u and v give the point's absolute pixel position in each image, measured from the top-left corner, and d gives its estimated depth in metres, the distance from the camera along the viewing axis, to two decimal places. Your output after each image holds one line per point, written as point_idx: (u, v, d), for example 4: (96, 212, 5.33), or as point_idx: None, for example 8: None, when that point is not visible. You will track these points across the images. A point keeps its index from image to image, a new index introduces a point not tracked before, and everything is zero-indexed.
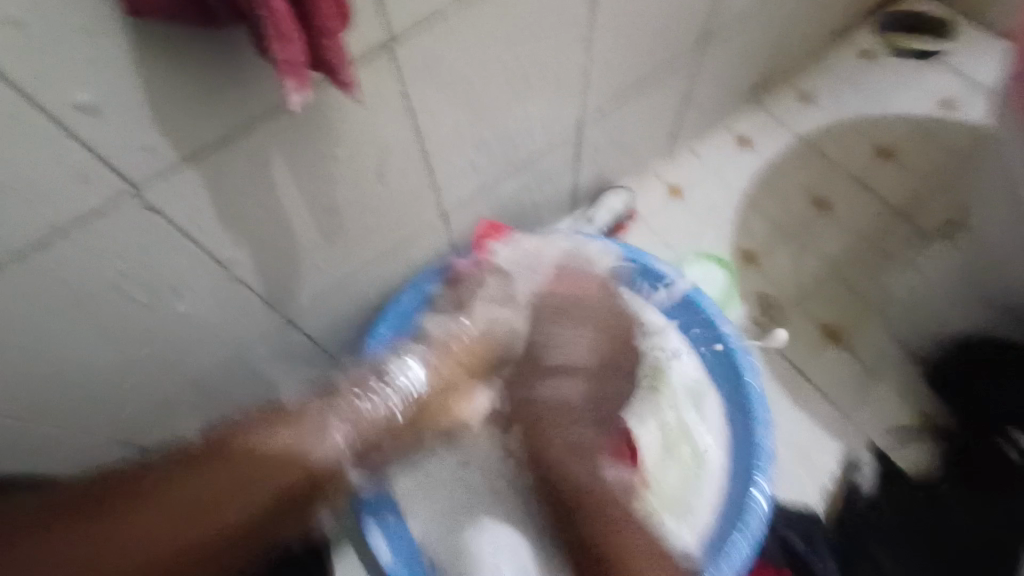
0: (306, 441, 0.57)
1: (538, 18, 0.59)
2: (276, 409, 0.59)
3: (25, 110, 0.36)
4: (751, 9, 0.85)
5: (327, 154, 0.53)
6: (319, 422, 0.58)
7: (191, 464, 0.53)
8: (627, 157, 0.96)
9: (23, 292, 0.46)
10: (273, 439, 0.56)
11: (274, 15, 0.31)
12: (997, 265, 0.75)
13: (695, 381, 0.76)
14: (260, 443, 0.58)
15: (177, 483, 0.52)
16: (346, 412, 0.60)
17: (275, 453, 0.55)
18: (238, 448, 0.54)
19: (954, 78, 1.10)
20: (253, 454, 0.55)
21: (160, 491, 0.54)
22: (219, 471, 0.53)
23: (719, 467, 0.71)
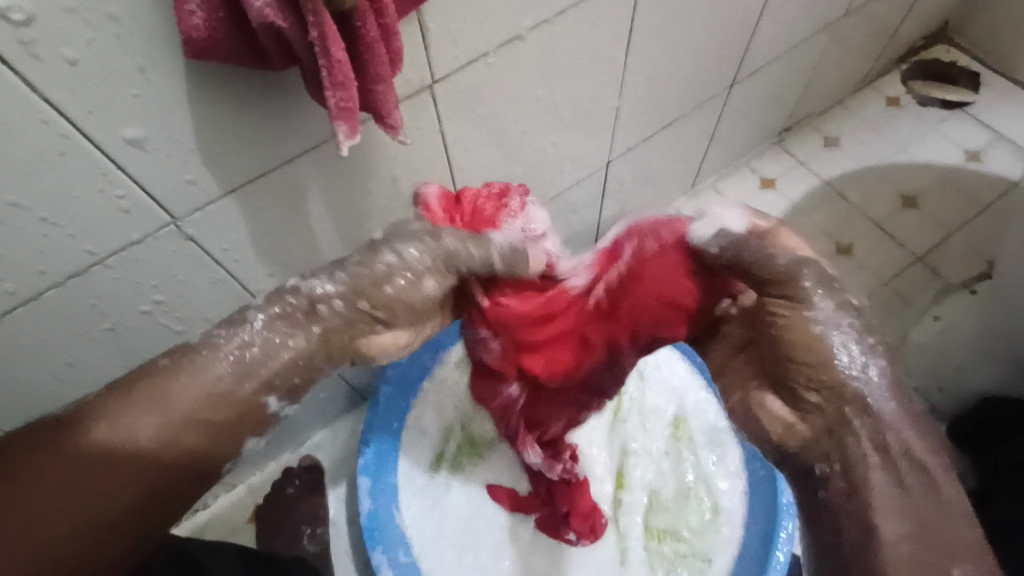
0: (203, 385, 0.40)
1: (577, 61, 0.59)
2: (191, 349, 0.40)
3: (74, 144, 0.36)
4: (781, 54, 0.85)
5: (367, 187, 0.54)
6: (219, 353, 0.40)
7: (57, 432, 0.38)
8: (652, 193, 0.96)
9: (60, 319, 0.46)
10: (206, 389, 0.40)
11: (334, 66, 0.32)
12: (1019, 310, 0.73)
13: (714, 426, 0.77)
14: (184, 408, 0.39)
15: (55, 451, 0.37)
16: (237, 344, 0.41)
17: (161, 415, 0.38)
18: (105, 412, 0.38)
19: (980, 130, 1.10)
20: (125, 424, 0.38)
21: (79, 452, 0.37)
22: (88, 453, 0.37)
23: (738, 518, 0.71)
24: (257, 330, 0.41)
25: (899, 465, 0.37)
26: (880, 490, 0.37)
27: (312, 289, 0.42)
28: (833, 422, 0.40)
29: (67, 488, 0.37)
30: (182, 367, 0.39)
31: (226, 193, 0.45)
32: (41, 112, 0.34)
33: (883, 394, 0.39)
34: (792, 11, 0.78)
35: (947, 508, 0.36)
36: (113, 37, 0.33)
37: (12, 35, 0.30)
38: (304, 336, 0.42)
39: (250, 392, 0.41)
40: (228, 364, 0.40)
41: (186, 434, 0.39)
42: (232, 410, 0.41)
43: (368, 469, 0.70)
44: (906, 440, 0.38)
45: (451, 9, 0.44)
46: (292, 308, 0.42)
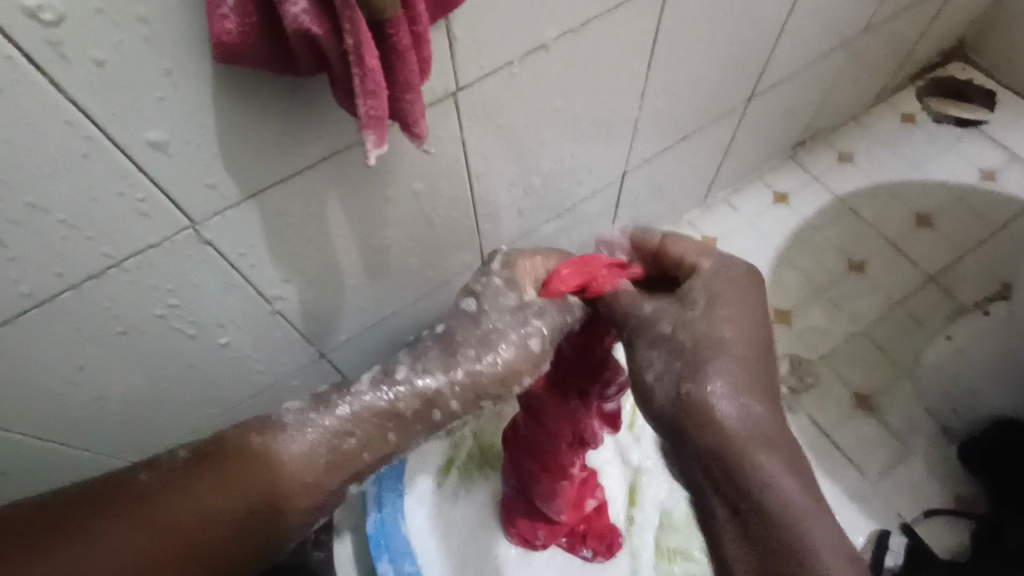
0: (303, 443, 0.45)
1: (600, 71, 0.58)
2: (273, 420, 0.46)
3: (97, 145, 0.36)
4: (800, 67, 0.84)
5: (386, 195, 0.53)
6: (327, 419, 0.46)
7: (140, 487, 0.42)
8: (664, 206, 0.95)
9: (72, 322, 0.46)
10: (276, 456, 0.44)
11: (367, 74, 0.32)
12: None
13: None
14: (263, 473, 0.44)
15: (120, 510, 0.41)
16: (328, 424, 0.46)
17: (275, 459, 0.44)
18: (246, 448, 0.44)
19: (995, 149, 1.10)
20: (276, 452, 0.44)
21: (166, 504, 0.41)
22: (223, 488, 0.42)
23: None
24: (342, 408, 0.47)
25: (723, 483, 0.41)
26: (721, 505, 0.41)
27: (418, 379, 0.48)
28: (682, 432, 0.43)
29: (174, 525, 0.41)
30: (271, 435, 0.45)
31: (245, 198, 0.45)
32: (66, 113, 0.33)
33: (726, 419, 0.42)
34: (812, 27, 0.77)
35: (773, 521, 0.38)
36: (143, 40, 0.32)
37: (40, 36, 0.30)
38: (384, 417, 0.47)
39: (314, 445, 0.45)
40: (312, 434, 0.45)
41: (292, 484, 0.44)
42: (314, 477, 0.45)
43: (376, 480, 0.70)
44: (751, 462, 0.40)
45: (480, 18, 0.44)
46: (400, 406, 0.47)
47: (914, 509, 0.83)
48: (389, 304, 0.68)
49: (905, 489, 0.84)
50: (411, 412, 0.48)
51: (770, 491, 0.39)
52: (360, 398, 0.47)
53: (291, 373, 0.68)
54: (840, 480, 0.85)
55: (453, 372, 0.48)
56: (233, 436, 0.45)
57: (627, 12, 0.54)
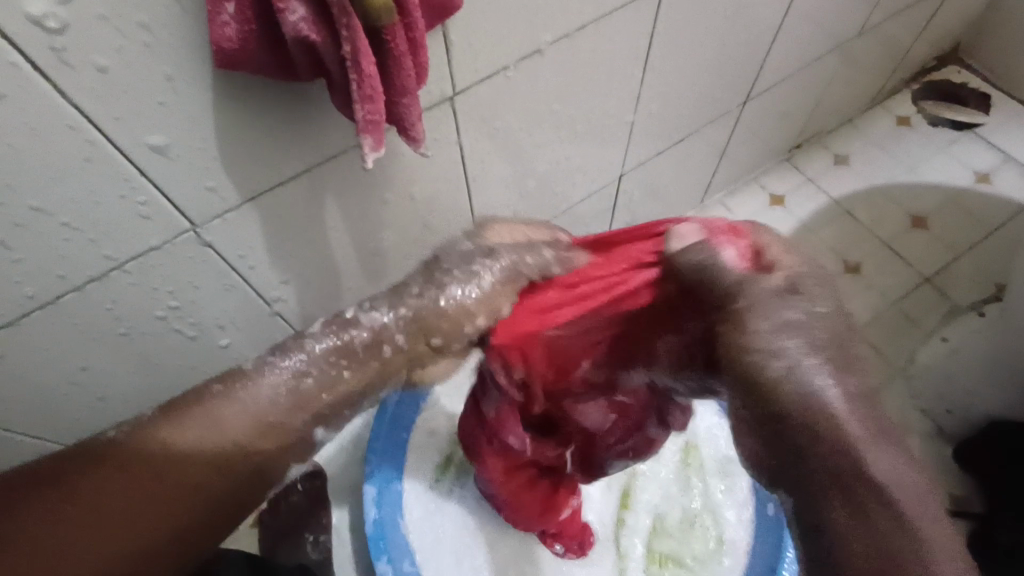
0: (261, 397, 0.34)
1: (595, 75, 0.59)
2: (217, 380, 0.35)
3: (99, 148, 0.36)
4: (795, 70, 0.85)
5: (384, 198, 0.54)
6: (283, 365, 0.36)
7: (49, 479, 0.31)
8: (660, 209, 0.96)
9: (73, 324, 0.46)
10: (220, 421, 0.33)
11: (363, 79, 0.32)
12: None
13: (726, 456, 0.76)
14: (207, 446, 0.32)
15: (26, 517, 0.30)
16: (284, 370, 0.35)
17: (199, 436, 0.32)
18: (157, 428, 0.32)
19: (989, 151, 1.10)
20: (223, 416, 0.33)
21: (89, 502, 0.30)
22: (140, 471, 0.31)
23: (741, 548, 0.71)
24: (297, 357, 0.36)
25: (847, 490, 0.30)
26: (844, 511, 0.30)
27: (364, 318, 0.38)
28: (784, 443, 0.32)
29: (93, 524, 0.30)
30: (219, 395, 0.34)
31: (246, 201, 0.45)
32: (69, 117, 0.34)
33: (841, 418, 0.31)
34: (806, 31, 0.78)
35: (905, 521, 0.30)
36: (145, 45, 0.33)
37: (45, 42, 0.31)
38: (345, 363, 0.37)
39: (280, 394, 0.35)
40: (270, 388, 0.35)
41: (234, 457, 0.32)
42: (276, 428, 0.34)
43: (373, 478, 0.70)
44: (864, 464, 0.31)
45: (476, 23, 0.44)
46: (351, 340, 0.37)
47: None
48: None
49: None
50: (364, 348, 0.37)
51: (891, 483, 0.31)
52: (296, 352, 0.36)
53: None
54: None
55: (399, 309, 0.38)
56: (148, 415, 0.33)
57: (622, 16, 0.54)
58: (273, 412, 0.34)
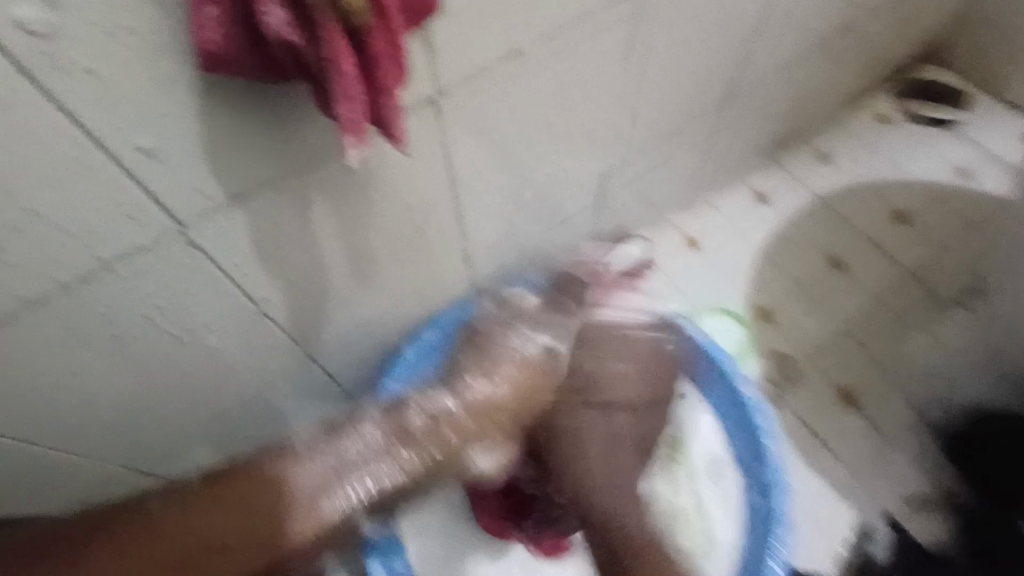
0: (301, 478, 0.54)
1: (576, 76, 0.60)
2: (280, 451, 0.56)
3: (89, 150, 0.37)
4: (775, 69, 0.87)
5: (371, 199, 0.55)
6: (363, 434, 0.58)
7: (115, 516, 0.49)
8: (646, 209, 0.98)
9: (64, 326, 0.47)
10: (280, 491, 0.53)
11: (342, 78, 0.33)
12: None
13: (715, 453, 0.78)
14: (246, 502, 0.52)
15: (143, 522, 0.49)
16: (346, 496, 0.55)
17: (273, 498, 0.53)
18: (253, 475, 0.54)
19: (969, 148, 1.12)
20: (264, 485, 0.53)
21: (158, 532, 0.49)
22: (238, 491, 0.52)
23: (731, 545, 0.73)
24: (372, 428, 0.59)
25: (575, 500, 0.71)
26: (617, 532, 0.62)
27: (437, 401, 0.63)
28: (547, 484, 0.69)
29: (155, 556, 0.48)
30: (277, 466, 0.54)
31: (234, 203, 0.46)
32: (59, 121, 0.35)
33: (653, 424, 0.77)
34: (785, 32, 0.80)
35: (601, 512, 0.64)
36: (131, 49, 0.34)
37: (34, 46, 0.31)
38: (394, 437, 0.59)
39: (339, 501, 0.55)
40: (338, 502, 0.55)
41: (282, 524, 0.52)
42: (309, 506, 0.54)
43: None
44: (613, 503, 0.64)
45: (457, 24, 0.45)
46: (409, 419, 0.61)
47: (896, 499, 0.85)
48: (377, 310, 0.69)
49: (888, 481, 0.86)
50: (421, 433, 0.60)
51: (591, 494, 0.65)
52: (365, 480, 0.57)
53: (281, 376, 0.69)
54: (823, 473, 0.87)
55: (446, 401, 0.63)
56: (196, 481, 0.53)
57: (600, 17, 0.55)
58: (314, 488, 0.54)
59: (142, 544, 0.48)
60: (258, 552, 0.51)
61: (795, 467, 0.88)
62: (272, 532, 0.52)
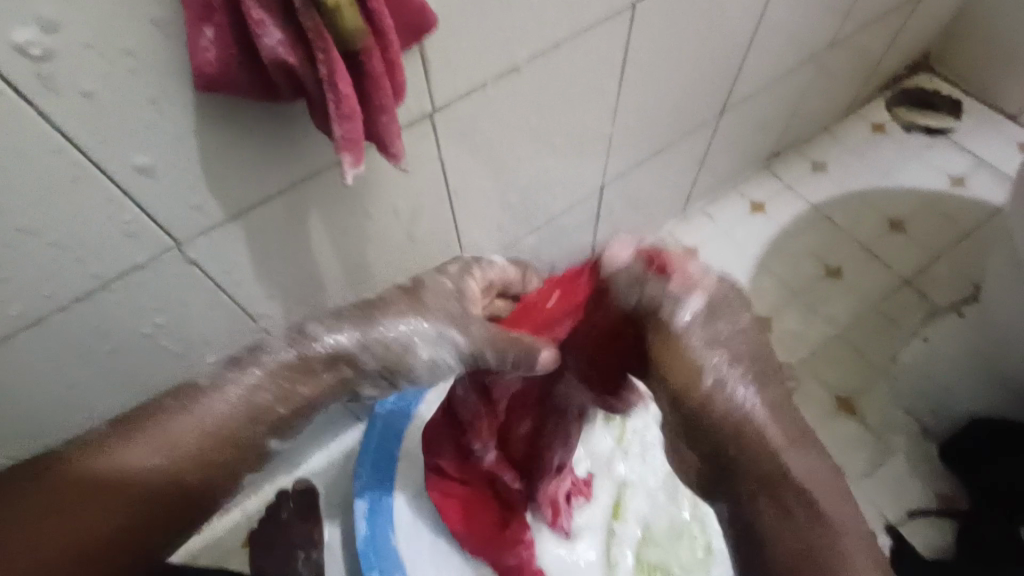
0: (215, 408, 0.42)
1: (571, 90, 0.60)
2: (197, 387, 0.42)
3: (85, 170, 0.37)
4: (769, 79, 0.87)
5: (368, 213, 0.55)
6: (230, 385, 0.42)
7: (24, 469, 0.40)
8: (642, 219, 0.98)
9: (59, 343, 0.47)
10: (187, 421, 0.41)
11: (341, 99, 0.34)
12: (993, 333, 0.74)
13: None
14: (178, 435, 0.40)
15: (29, 486, 0.38)
16: (245, 384, 0.43)
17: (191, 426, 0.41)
18: (101, 448, 0.40)
19: (963, 156, 1.13)
20: (177, 420, 0.41)
21: (92, 481, 0.39)
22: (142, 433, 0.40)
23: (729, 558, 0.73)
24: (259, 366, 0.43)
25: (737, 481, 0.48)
26: (772, 505, 0.48)
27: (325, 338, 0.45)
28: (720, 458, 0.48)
29: (68, 510, 0.38)
30: (186, 402, 0.41)
31: (230, 219, 0.46)
32: (54, 141, 0.35)
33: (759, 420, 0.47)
34: (777, 44, 0.80)
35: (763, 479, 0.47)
36: (125, 70, 0.34)
37: (30, 69, 0.32)
38: (292, 372, 0.44)
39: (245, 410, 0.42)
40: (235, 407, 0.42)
41: (207, 451, 0.41)
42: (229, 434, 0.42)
43: (365, 494, 0.74)
44: (785, 464, 0.47)
45: (452, 42, 0.46)
46: (302, 358, 0.44)
47: (895, 508, 0.85)
48: None
49: (886, 489, 0.86)
50: (320, 365, 0.44)
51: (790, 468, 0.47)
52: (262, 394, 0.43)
53: None
54: None
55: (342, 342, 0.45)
56: (104, 425, 0.41)
57: (595, 33, 0.56)
58: (218, 424, 0.42)
59: (41, 490, 0.38)
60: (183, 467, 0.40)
61: None
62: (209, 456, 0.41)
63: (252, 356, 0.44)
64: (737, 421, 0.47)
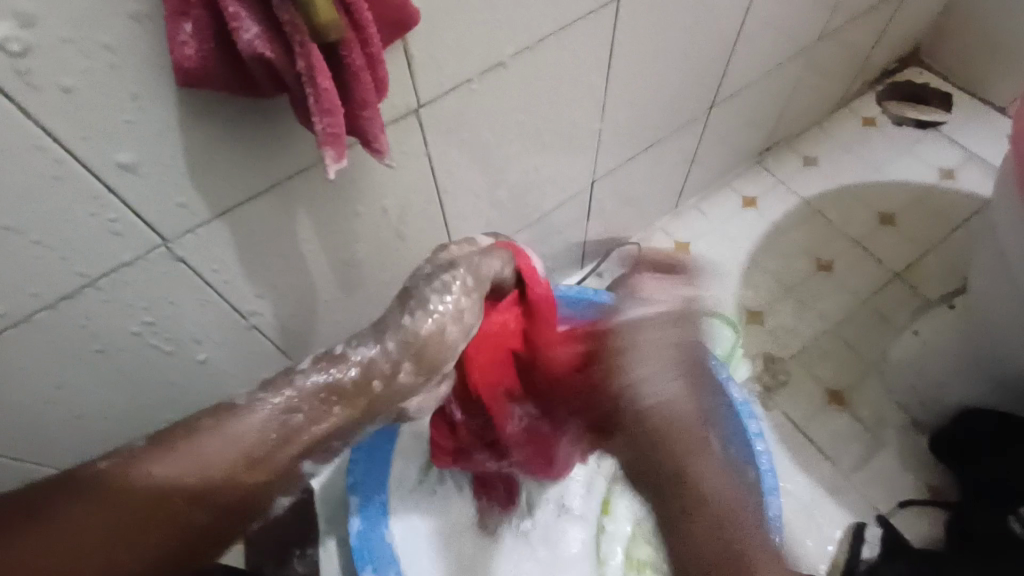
0: (248, 428, 0.41)
1: (557, 85, 0.60)
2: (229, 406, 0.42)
3: (68, 168, 0.37)
4: (758, 74, 0.87)
5: (356, 210, 0.55)
6: (263, 407, 0.42)
7: (60, 482, 0.40)
8: (634, 215, 0.99)
9: (47, 342, 0.47)
10: (223, 439, 0.40)
11: (321, 94, 0.34)
12: (981, 323, 0.74)
13: None
14: (214, 453, 0.40)
15: (69, 499, 0.39)
16: (275, 404, 0.42)
17: (225, 446, 0.40)
18: (139, 463, 0.39)
19: (953, 149, 1.14)
20: (210, 439, 0.40)
21: (127, 499, 0.39)
22: (178, 452, 0.40)
23: None
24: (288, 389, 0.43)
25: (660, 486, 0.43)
26: (690, 494, 0.42)
27: (353, 355, 0.44)
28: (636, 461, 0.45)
29: (101, 527, 0.38)
30: (222, 421, 0.41)
31: (216, 217, 0.46)
32: (35, 138, 0.35)
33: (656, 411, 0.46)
34: (765, 37, 0.81)
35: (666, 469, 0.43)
36: (106, 66, 0.34)
37: (9, 66, 0.32)
38: (328, 392, 0.43)
39: (273, 430, 0.42)
40: (264, 422, 0.42)
41: (241, 469, 0.40)
42: (262, 453, 0.41)
43: (358, 489, 0.72)
44: (692, 460, 0.43)
45: (435, 37, 0.46)
46: (342, 378, 0.43)
47: (887, 499, 0.85)
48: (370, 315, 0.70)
49: (878, 482, 0.87)
50: (353, 385, 0.44)
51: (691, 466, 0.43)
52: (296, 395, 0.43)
53: None
54: (816, 475, 0.87)
55: (384, 343, 0.44)
56: (144, 441, 0.41)
57: (580, 28, 0.56)
58: (254, 442, 0.41)
59: (77, 505, 0.38)
60: (220, 485, 0.40)
61: (785, 469, 0.88)
62: (245, 474, 0.40)
63: (284, 380, 0.43)
64: (653, 414, 0.46)
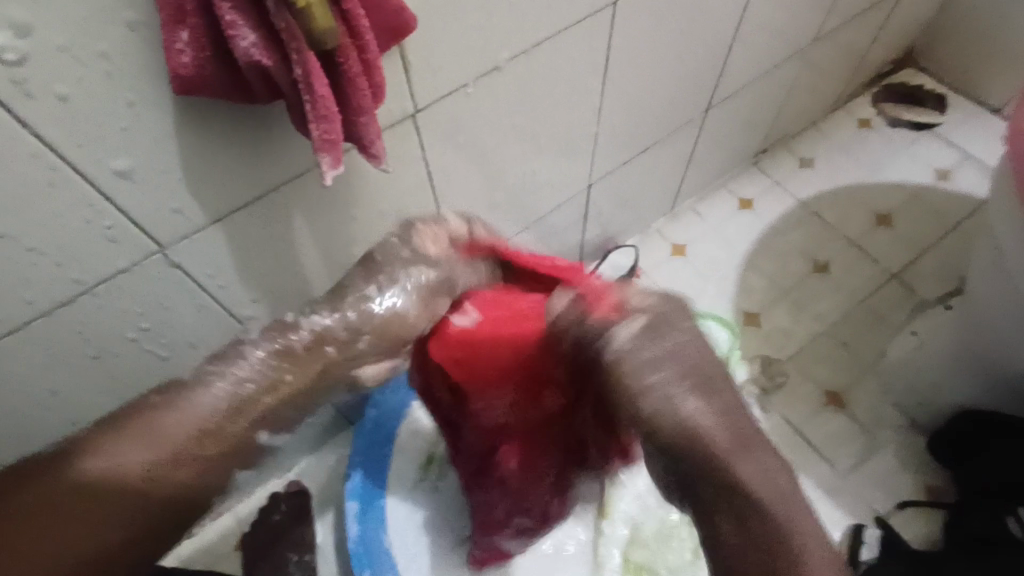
0: (206, 403, 0.39)
1: (554, 89, 0.60)
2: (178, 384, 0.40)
3: (64, 175, 0.37)
4: (755, 75, 0.87)
5: (352, 214, 0.55)
6: (219, 381, 0.40)
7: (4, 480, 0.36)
8: (631, 217, 0.99)
9: (42, 349, 0.47)
10: (182, 417, 0.38)
11: (318, 101, 0.34)
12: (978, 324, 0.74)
13: None
14: (176, 428, 0.38)
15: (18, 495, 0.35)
16: (230, 375, 0.40)
17: (186, 423, 0.38)
18: (93, 447, 0.37)
19: (948, 150, 1.14)
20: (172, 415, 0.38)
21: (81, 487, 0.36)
22: (136, 431, 0.37)
23: None
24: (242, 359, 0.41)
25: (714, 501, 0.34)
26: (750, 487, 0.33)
27: (305, 323, 0.43)
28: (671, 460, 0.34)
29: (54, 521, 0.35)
30: (177, 397, 0.39)
31: (213, 223, 0.46)
32: (30, 145, 0.35)
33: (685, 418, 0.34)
34: (761, 39, 0.81)
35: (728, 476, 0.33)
36: (101, 74, 0.34)
37: (4, 74, 0.32)
38: (281, 360, 0.42)
39: (233, 404, 0.40)
40: (223, 393, 0.39)
41: (206, 444, 0.38)
42: (225, 426, 0.39)
43: (355, 495, 0.73)
44: (752, 481, 0.33)
45: (431, 43, 0.46)
46: (293, 345, 0.42)
47: (885, 500, 0.86)
48: None
49: (875, 482, 0.87)
50: (305, 351, 0.42)
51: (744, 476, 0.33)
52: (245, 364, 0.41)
53: None
54: (813, 476, 0.87)
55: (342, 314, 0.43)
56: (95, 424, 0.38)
57: (576, 32, 0.56)
58: (217, 414, 0.39)
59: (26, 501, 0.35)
60: (184, 464, 0.38)
61: None
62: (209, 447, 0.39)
63: (238, 350, 0.42)
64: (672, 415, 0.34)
